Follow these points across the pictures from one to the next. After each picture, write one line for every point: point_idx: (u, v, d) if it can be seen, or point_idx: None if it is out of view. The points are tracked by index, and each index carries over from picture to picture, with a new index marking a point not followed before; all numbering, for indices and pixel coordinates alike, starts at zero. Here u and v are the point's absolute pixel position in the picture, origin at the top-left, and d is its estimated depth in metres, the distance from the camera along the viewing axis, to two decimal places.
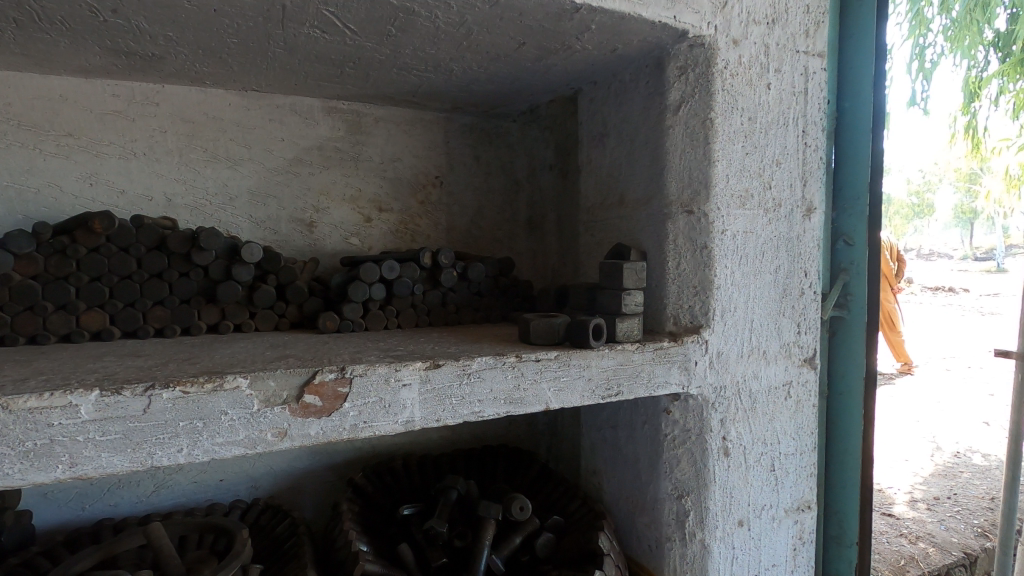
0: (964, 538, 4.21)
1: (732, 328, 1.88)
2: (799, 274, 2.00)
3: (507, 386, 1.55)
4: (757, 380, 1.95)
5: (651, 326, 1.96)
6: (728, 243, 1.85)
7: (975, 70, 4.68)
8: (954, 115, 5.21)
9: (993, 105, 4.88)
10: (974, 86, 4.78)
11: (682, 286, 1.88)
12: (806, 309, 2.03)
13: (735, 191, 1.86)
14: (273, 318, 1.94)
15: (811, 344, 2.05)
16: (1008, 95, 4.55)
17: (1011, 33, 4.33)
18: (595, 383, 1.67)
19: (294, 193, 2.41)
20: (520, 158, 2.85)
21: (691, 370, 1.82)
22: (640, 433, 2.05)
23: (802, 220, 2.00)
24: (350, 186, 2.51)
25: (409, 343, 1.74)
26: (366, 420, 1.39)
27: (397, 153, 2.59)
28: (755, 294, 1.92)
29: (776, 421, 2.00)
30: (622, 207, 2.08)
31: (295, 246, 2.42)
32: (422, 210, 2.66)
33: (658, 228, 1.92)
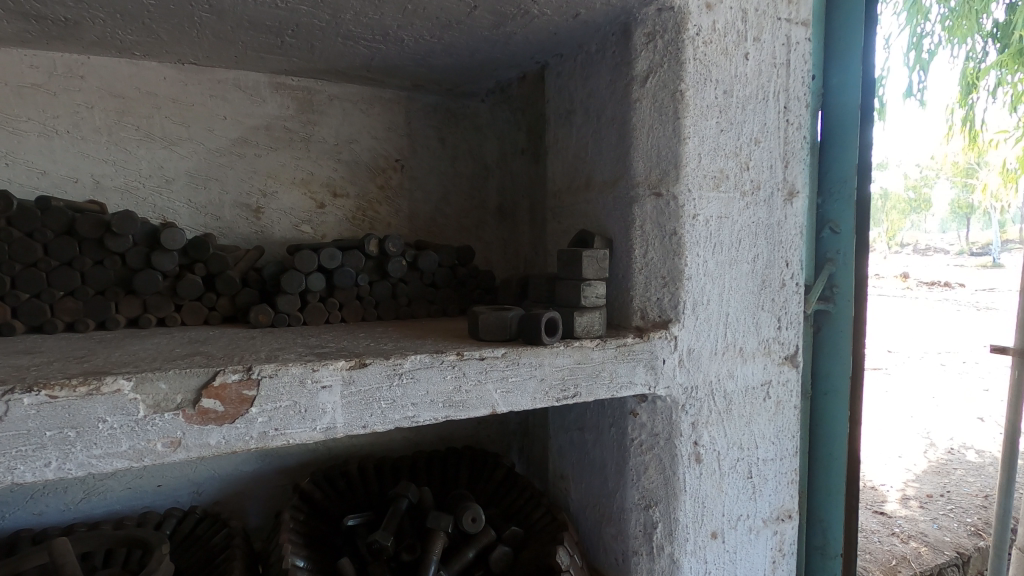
0: (957, 538, 4.07)
1: (704, 323, 1.72)
2: (780, 264, 1.84)
3: (446, 388, 1.38)
4: (732, 380, 1.78)
5: (617, 320, 1.80)
6: (700, 229, 1.68)
7: (972, 62, 4.49)
8: (950, 107, 5.04)
9: (991, 97, 4.70)
10: (971, 78, 4.60)
11: (650, 277, 1.71)
12: (787, 302, 1.87)
13: (708, 172, 1.68)
14: (202, 311, 1.77)
15: (792, 340, 1.89)
16: (1005, 88, 4.35)
17: (1010, 24, 4.15)
18: (549, 384, 1.50)
19: (238, 176, 2.23)
20: (489, 141, 2.67)
21: (659, 369, 1.66)
22: (607, 437, 1.88)
23: (783, 205, 1.83)
24: (301, 169, 2.33)
25: (344, 339, 1.57)
26: (277, 427, 1.23)
27: (353, 134, 2.41)
28: (730, 285, 1.75)
29: (753, 424, 1.84)
30: (588, 191, 1.91)
31: (240, 233, 2.24)
32: (381, 195, 2.48)
33: (624, 212, 1.75)
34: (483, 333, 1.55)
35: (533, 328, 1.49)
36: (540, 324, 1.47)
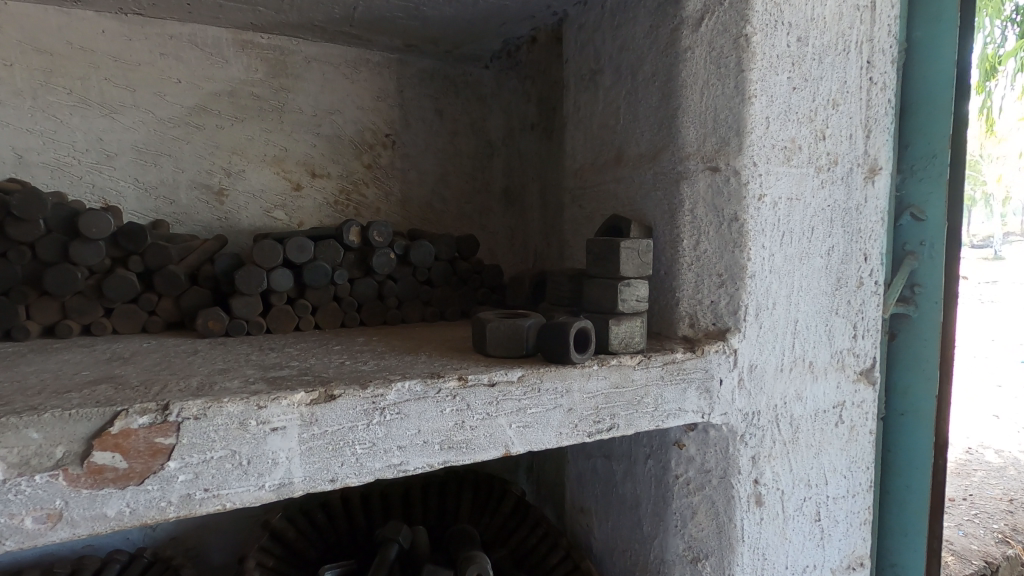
0: (982, 545, 3.17)
1: (769, 333, 1.37)
2: (857, 258, 1.48)
3: (445, 426, 1.03)
4: (800, 403, 1.44)
5: (657, 328, 1.44)
6: (767, 214, 1.33)
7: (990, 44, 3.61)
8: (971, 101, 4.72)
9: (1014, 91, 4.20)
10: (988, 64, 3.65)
11: (702, 275, 1.36)
12: (864, 305, 1.52)
13: (777, 143, 1.33)
14: (138, 316, 1.41)
15: (869, 352, 1.54)
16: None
17: None
18: (577, 415, 1.16)
19: (196, 151, 1.87)
20: (494, 115, 2.31)
21: (714, 391, 1.31)
22: (643, 469, 1.54)
23: (863, 186, 1.47)
24: (273, 144, 1.96)
25: (312, 355, 1.22)
26: (210, 488, 0.87)
27: (334, 103, 2.04)
28: (800, 285, 1.40)
29: (823, 456, 1.50)
30: (620, 167, 1.55)
31: (199, 220, 1.88)
32: (368, 175, 2.11)
33: (668, 193, 1.39)
34: (493, 345, 1.20)
35: (557, 341, 1.13)
36: (569, 337, 1.11)
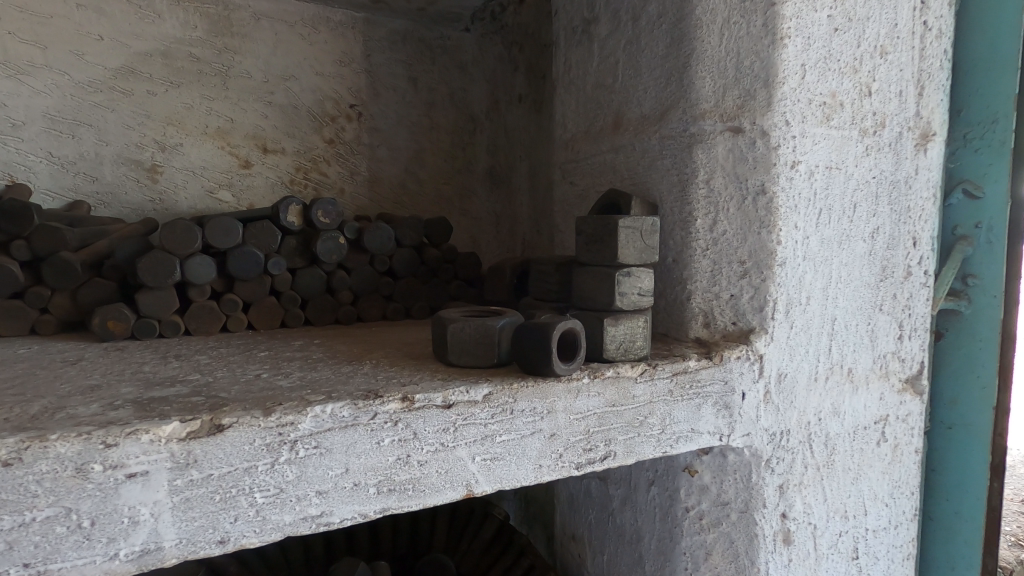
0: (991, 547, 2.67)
1: (801, 334, 1.11)
2: (905, 242, 1.22)
3: (382, 463, 0.77)
4: (837, 419, 1.18)
5: (664, 328, 1.18)
6: (801, 186, 1.07)
7: None
8: None
9: None
10: None
11: (720, 262, 1.10)
12: (913, 300, 1.25)
13: (815, 97, 1.06)
14: (25, 315, 1.14)
15: (918, 356, 1.28)
16: None
17: None
18: (561, 442, 0.90)
19: (123, 121, 1.60)
20: (477, 85, 2.03)
21: (734, 408, 1.05)
22: (645, 498, 1.28)
23: (914, 154, 1.21)
24: (216, 114, 1.69)
25: (225, 364, 0.95)
26: (34, 562, 0.61)
27: (290, 68, 1.77)
28: (838, 274, 1.14)
29: (862, 482, 1.24)
30: (618, 134, 1.28)
31: (128, 201, 1.61)
32: (330, 152, 1.84)
33: (677, 162, 1.12)
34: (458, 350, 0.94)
35: (538, 346, 0.87)
36: (550, 343, 0.85)
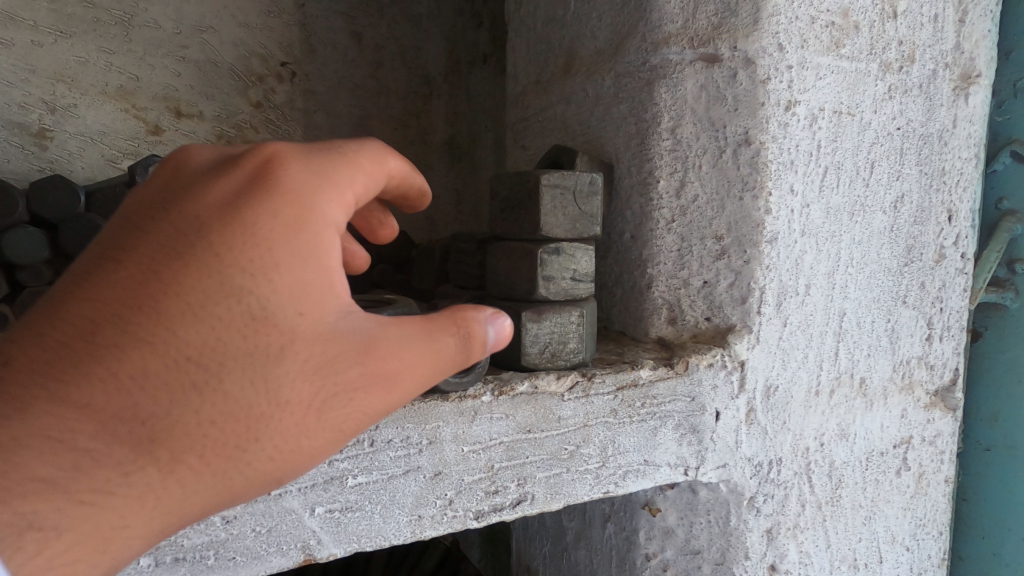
0: None
1: (797, 334, 0.84)
2: (937, 215, 0.94)
3: None
4: (845, 444, 0.91)
5: (619, 325, 0.91)
6: (800, 134, 0.79)
7: None
8: None
9: None
10: None
11: (690, 238, 0.82)
12: (947, 289, 0.98)
13: (819, 14, 0.79)
14: None
15: (951, 361, 1.00)
16: None
17: None
18: (449, 484, 0.65)
19: (0, 76, 1.29)
20: (433, 41, 1.74)
21: (704, 431, 0.79)
22: (601, 536, 1.02)
23: (951, 100, 0.92)
24: (118, 70, 1.40)
25: None
26: None
27: (206, 17, 1.47)
28: (849, 255, 0.86)
29: (877, 523, 0.97)
30: (569, 78, 1.00)
31: (11, 169, 1.30)
32: (257, 117, 1.55)
33: (636, 106, 0.85)
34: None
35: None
36: None
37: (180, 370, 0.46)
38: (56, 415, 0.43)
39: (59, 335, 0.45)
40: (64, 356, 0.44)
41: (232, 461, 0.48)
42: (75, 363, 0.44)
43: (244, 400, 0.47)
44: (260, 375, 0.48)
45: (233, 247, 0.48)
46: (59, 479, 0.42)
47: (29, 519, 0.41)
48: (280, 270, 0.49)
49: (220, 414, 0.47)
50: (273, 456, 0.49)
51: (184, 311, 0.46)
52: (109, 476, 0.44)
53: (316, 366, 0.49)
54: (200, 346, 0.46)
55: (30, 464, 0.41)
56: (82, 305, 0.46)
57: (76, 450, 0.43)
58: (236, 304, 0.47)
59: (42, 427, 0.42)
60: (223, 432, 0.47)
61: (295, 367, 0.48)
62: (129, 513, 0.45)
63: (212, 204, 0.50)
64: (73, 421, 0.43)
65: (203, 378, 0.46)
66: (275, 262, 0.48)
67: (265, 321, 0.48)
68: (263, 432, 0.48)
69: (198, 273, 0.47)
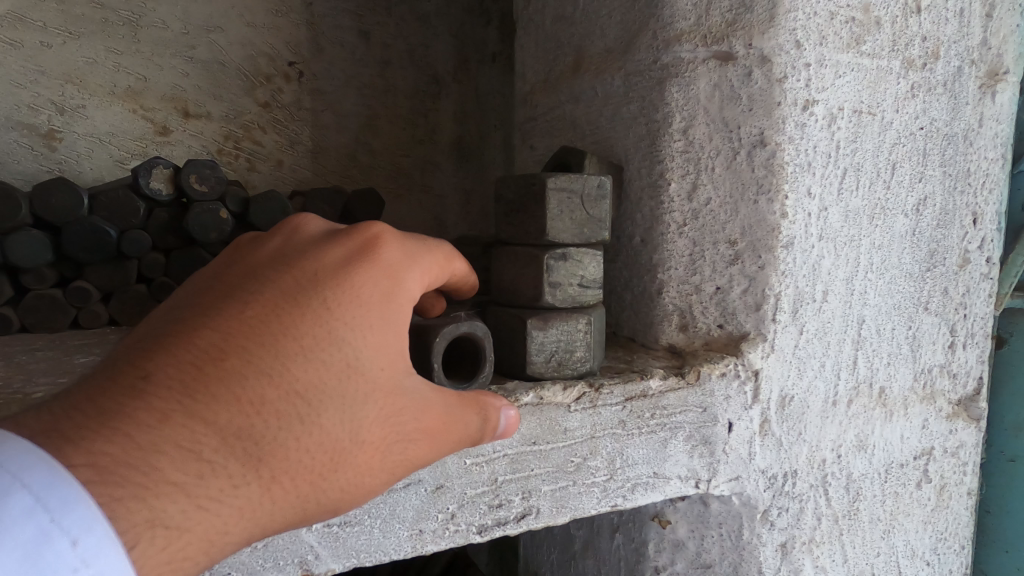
0: None
1: (814, 342, 0.81)
2: (962, 218, 0.90)
3: None
4: (863, 455, 0.88)
5: (629, 331, 0.89)
6: (818, 135, 0.76)
7: None
8: None
9: None
10: None
11: (702, 243, 0.80)
12: (972, 295, 0.94)
13: (839, 10, 0.75)
14: None
15: (974, 370, 0.96)
16: None
17: None
18: (452, 497, 0.64)
19: (11, 78, 1.29)
20: (441, 40, 1.72)
21: (716, 442, 0.77)
22: (609, 546, 1.00)
23: (977, 98, 0.89)
24: (125, 71, 1.40)
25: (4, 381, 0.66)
26: None
27: (214, 17, 1.47)
28: (868, 260, 0.83)
29: (896, 537, 0.93)
30: (578, 77, 0.97)
31: (19, 171, 1.31)
32: (265, 117, 1.55)
33: (646, 106, 0.82)
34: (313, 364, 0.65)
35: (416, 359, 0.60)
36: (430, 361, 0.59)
37: (290, 401, 0.46)
38: (182, 428, 0.42)
39: (179, 354, 0.45)
40: (189, 375, 0.44)
41: (312, 493, 0.48)
42: (197, 382, 0.44)
43: (337, 437, 0.48)
44: (355, 414, 0.49)
45: (341, 301, 0.50)
46: (183, 486, 0.41)
47: (155, 517, 0.40)
48: (375, 330, 0.51)
49: (315, 447, 0.47)
50: (341, 494, 0.50)
51: (293, 351, 0.47)
52: (223, 489, 0.43)
53: (390, 422, 0.51)
54: (310, 380, 0.47)
55: (160, 470, 0.40)
56: (198, 328, 0.46)
57: (198, 460, 0.42)
58: (338, 350, 0.49)
59: (173, 437, 0.41)
60: (314, 464, 0.47)
61: (379, 411, 0.51)
62: (200, 541, 0.42)
63: (320, 258, 0.52)
64: (195, 434, 0.42)
65: (307, 411, 0.47)
66: (373, 320, 0.51)
67: (361, 369, 0.49)
68: (342, 469, 0.49)
69: (308, 316, 0.49)
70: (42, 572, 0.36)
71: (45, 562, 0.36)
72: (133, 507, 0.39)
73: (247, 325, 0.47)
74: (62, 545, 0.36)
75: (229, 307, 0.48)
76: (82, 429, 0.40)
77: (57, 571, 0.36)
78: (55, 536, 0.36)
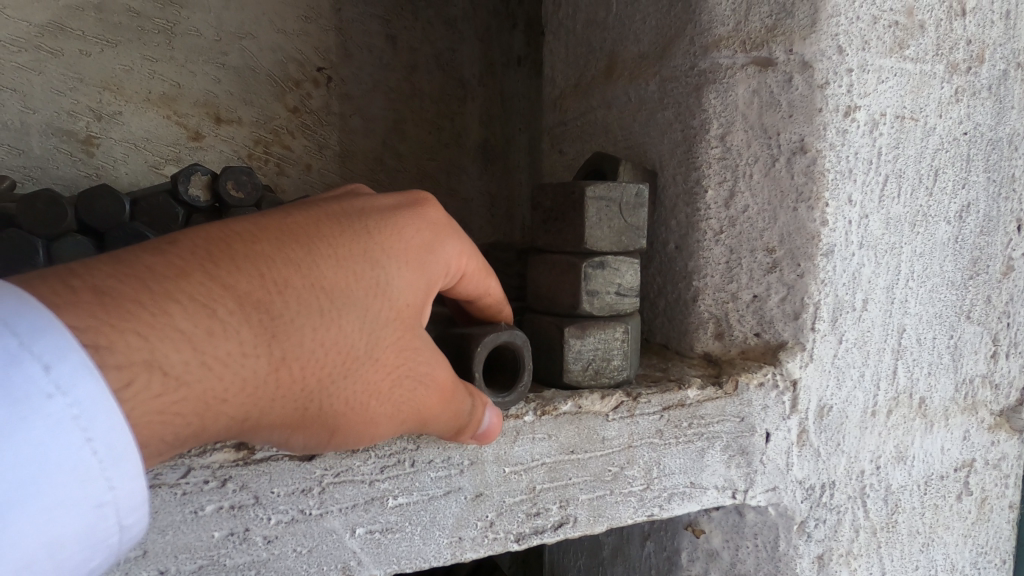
0: None
1: (854, 351, 0.80)
2: (1006, 224, 0.88)
3: (202, 542, 0.55)
4: (903, 467, 0.86)
5: (663, 338, 0.88)
6: (859, 141, 0.75)
7: None
8: None
9: None
10: None
11: (739, 250, 0.79)
12: (1015, 303, 0.91)
13: (882, 14, 0.74)
14: None
15: (1017, 379, 0.94)
16: None
17: None
18: (491, 505, 0.65)
19: (52, 85, 1.34)
20: (467, 44, 1.73)
21: (753, 453, 0.76)
22: (640, 554, 0.99)
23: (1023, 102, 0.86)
24: (160, 78, 1.43)
25: None
26: None
27: (245, 24, 1.49)
28: (909, 268, 0.82)
29: (935, 550, 0.92)
30: (611, 82, 0.97)
31: (60, 177, 1.36)
32: (294, 122, 1.57)
33: (682, 112, 0.82)
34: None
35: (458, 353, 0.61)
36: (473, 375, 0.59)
37: (312, 292, 0.48)
38: (202, 285, 0.44)
39: (215, 231, 0.47)
40: (225, 246, 0.47)
41: (314, 393, 0.49)
42: (227, 254, 0.46)
43: (352, 346, 0.50)
44: (371, 327, 0.51)
45: (383, 234, 0.54)
46: (191, 338, 0.42)
47: (153, 361, 0.41)
48: (407, 264, 0.54)
49: (327, 345, 0.49)
50: (343, 408, 0.51)
51: (327, 257, 0.50)
52: (231, 353, 0.44)
53: (405, 348, 0.53)
54: (336, 283, 0.49)
55: (171, 314, 0.42)
56: (242, 220, 0.50)
57: (214, 319, 0.44)
58: (372, 271, 0.52)
59: (192, 289, 0.43)
60: (323, 361, 0.49)
61: (394, 336, 0.52)
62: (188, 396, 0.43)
63: (370, 200, 0.57)
64: (215, 294, 0.44)
65: (327, 310, 0.49)
66: (408, 256, 0.54)
67: (388, 293, 0.52)
68: (347, 379, 0.50)
69: (345, 236, 0.52)
70: (15, 395, 0.34)
71: (14, 385, 0.34)
72: (133, 344, 0.40)
73: (288, 226, 0.51)
74: (34, 369, 0.35)
75: (271, 213, 0.52)
76: (101, 263, 0.42)
77: (30, 398, 0.34)
78: (25, 358, 0.35)
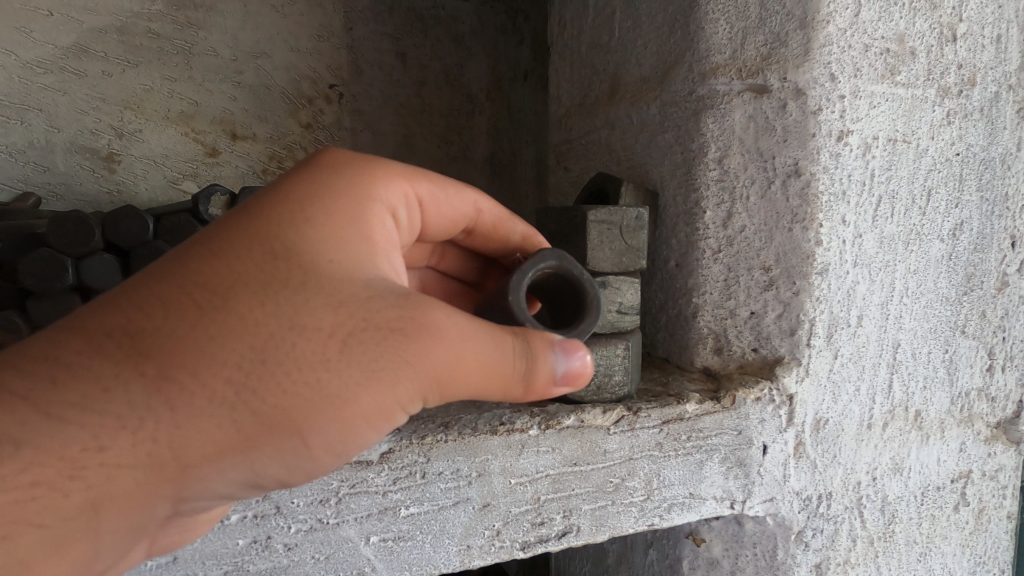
0: None
1: (849, 366, 0.82)
2: (999, 242, 0.91)
3: (228, 548, 0.60)
4: (899, 478, 0.88)
5: (664, 352, 0.92)
6: (852, 165, 0.78)
7: None
8: None
9: None
10: None
11: (736, 268, 0.82)
12: (1010, 317, 0.94)
13: (874, 42, 0.77)
14: None
15: (1012, 392, 0.96)
16: None
17: None
18: (498, 515, 0.68)
19: (76, 105, 1.45)
20: (475, 60, 1.78)
21: (751, 465, 0.79)
22: (643, 561, 1.02)
23: (1015, 123, 0.89)
24: (179, 96, 1.53)
25: None
26: None
27: (260, 44, 1.58)
28: (903, 285, 0.84)
29: (932, 560, 0.94)
30: (613, 104, 1.00)
31: (83, 193, 1.47)
32: (307, 137, 1.64)
33: (682, 135, 0.85)
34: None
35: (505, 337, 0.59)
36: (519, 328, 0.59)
37: (200, 299, 0.48)
38: (76, 342, 0.46)
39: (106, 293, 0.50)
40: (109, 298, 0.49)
41: (248, 391, 0.47)
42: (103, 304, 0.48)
43: (263, 326, 0.48)
44: (277, 303, 0.49)
45: (267, 206, 0.53)
46: (66, 400, 0.44)
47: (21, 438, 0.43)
48: (301, 224, 0.52)
49: (234, 335, 0.47)
50: (298, 392, 0.48)
51: (209, 253, 0.50)
52: (120, 397, 0.45)
53: (334, 310, 0.49)
54: (217, 275, 0.49)
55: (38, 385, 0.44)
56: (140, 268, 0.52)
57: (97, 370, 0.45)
58: (256, 245, 0.51)
59: (64, 351, 0.45)
60: (232, 357, 0.47)
61: (314, 300, 0.49)
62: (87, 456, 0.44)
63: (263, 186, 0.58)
64: (90, 345, 0.46)
65: (219, 303, 0.48)
66: (300, 216, 0.53)
67: (286, 257, 0.50)
68: (278, 364, 0.47)
69: (226, 227, 0.52)
70: None
71: None
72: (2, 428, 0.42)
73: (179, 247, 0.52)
74: None
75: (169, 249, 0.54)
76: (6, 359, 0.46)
77: None
78: None
